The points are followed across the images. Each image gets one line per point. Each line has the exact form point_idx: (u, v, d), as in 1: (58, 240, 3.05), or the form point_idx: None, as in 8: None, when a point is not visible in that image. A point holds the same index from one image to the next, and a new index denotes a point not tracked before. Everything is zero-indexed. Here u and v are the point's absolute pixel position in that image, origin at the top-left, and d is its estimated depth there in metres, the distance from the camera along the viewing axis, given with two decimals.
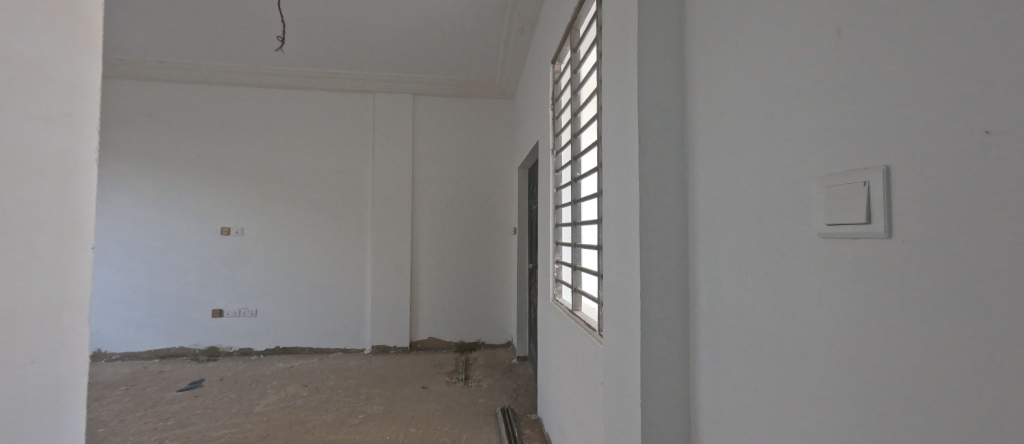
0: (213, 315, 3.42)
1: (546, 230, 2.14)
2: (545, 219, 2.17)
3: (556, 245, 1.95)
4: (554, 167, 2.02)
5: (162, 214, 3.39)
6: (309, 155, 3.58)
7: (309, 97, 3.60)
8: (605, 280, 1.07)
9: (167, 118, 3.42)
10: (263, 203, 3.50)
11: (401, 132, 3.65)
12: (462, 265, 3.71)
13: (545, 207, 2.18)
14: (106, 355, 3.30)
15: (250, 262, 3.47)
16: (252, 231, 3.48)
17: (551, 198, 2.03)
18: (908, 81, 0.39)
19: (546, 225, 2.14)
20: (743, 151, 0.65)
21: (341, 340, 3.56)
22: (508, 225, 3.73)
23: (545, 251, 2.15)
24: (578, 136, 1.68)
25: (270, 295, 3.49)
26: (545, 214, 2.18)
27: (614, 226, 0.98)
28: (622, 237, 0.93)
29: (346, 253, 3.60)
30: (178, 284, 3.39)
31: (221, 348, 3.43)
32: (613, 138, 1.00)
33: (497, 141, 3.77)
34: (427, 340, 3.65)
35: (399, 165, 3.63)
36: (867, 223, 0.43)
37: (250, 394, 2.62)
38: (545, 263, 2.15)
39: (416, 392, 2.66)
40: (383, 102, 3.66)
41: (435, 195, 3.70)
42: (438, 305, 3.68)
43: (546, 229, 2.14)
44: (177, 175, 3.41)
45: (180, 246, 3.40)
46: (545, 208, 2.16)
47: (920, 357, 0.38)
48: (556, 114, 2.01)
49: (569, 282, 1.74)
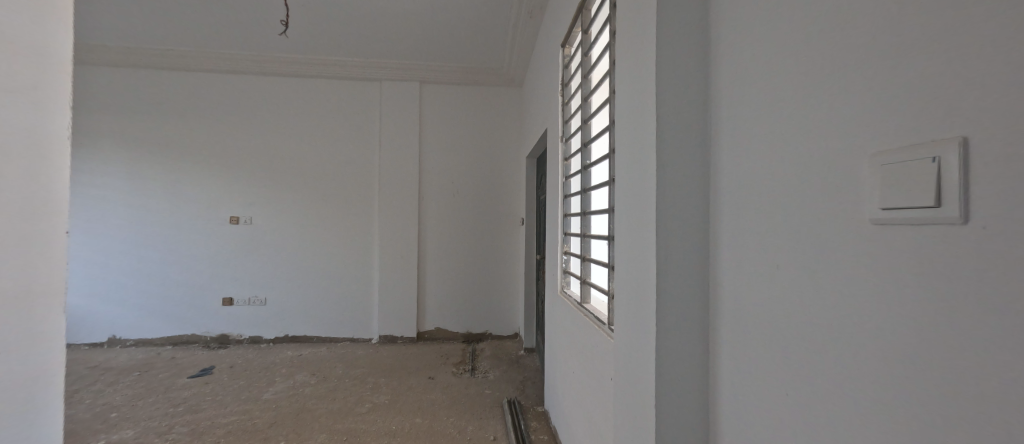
0: (223, 303, 3.47)
1: (553, 220, 2.10)
2: (553, 208, 2.13)
3: (564, 235, 1.90)
4: (562, 155, 1.96)
5: (173, 203, 3.42)
6: (316, 144, 3.56)
7: (315, 86, 3.57)
8: (616, 273, 1.02)
9: (176, 107, 3.42)
10: (272, 192, 3.51)
11: (408, 122, 3.61)
12: (469, 257, 3.68)
13: (553, 196, 2.13)
14: (121, 341, 3.38)
15: (258, 251, 3.49)
16: (260, 220, 3.50)
17: (559, 187, 1.99)
18: (1006, 32, 0.32)
19: (554, 215, 2.09)
20: (772, 128, 0.59)
21: (349, 329, 3.58)
22: (516, 216, 3.68)
23: (552, 243, 2.10)
24: (589, 123, 1.61)
25: (278, 284, 3.52)
26: (553, 203, 2.13)
27: (627, 216, 0.93)
28: (636, 228, 0.87)
29: (354, 243, 3.59)
30: (188, 272, 3.44)
31: (232, 335, 3.48)
32: (626, 123, 0.94)
33: (505, 130, 3.71)
34: (434, 330, 3.65)
35: (406, 154, 3.60)
36: (937, 208, 0.36)
37: (259, 381, 2.65)
38: (552, 254, 2.11)
39: (422, 383, 2.66)
40: (389, 90, 3.60)
41: (442, 184, 3.66)
42: (446, 296, 3.66)
43: (554, 219, 2.09)
44: (186, 164, 3.43)
45: (189, 234, 3.44)
46: (553, 196, 2.12)
47: (1012, 366, 0.31)
48: (565, 100, 1.94)
49: (578, 274, 1.70)
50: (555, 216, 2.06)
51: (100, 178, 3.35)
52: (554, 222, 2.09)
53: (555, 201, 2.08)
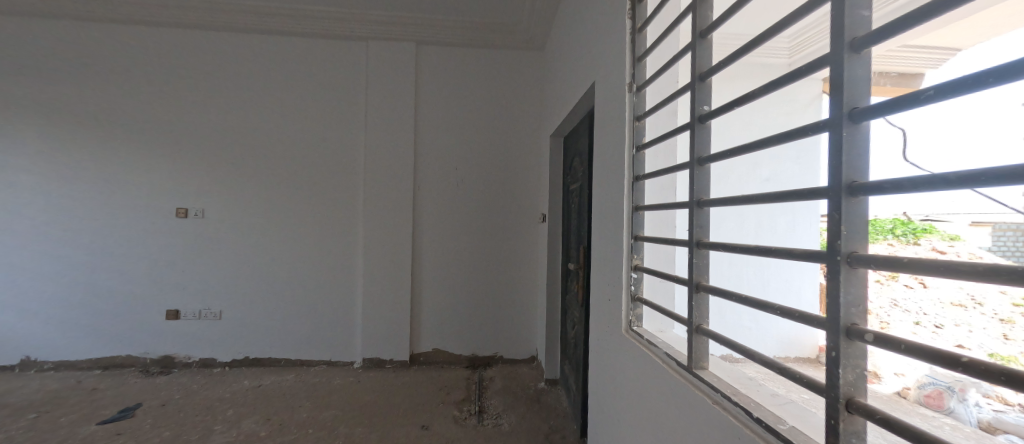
0: (168, 317, 2.79)
1: (609, 217, 1.40)
2: (606, 199, 1.43)
3: (636, 241, 1.20)
4: (634, 113, 1.23)
5: (101, 192, 2.73)
6: (284, 119, 2.85)
7: (286, 46, 2.85)
8: None
9: (105, 71, 2.73)
10: (229, 179, 2.81)
11: (401, 92, 2.89)
12: (475, 261, 2.97)
13: (608, 181, 1.43)
14: (36, 364, 2.71)
15: (211, 252, 2.80)
16: (214, 214, 2.81)
17: (620, 166, 1.29)
18: None
19: (610, 209, 1.38)
20: None
21: (326, 350, 2.88)
22: (534, 212, 2.97)
23: (607, 250, 1.40)
24: (709, 38, 0.87)
25: (237, 293, 2.83)
26: (606, 191, 1.44)
27: None
28: None
29: (331, 243, 2.89)
30: (123, 277, 2.76)
31: (177, 357, 2.80)
32: None
33: (522, 103, 2.98)
34: (431, 352, 2.95)
35: (398, 133, 2.88)
36: None
37: (189, 434, 1.95)
38: (606, 267, 1.41)
39: (411, 436, 1.97)
40: (377, 51, 2.88)
41: (441, 171, 2.94)
42: (445, 310, 2.96)
43: (609, 216, 1.39)
44: (119, 144, 2.75)
45: (124, 231, 2.76)
46: (607, 180, 1.43)
47: None
48: (638, 26, 1.22)
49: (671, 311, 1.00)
50: (611, 209, 1.37)
51: (12, 158, 2.67)
52: (610, 220, 1.38)
53: (611, 187, 1.38)
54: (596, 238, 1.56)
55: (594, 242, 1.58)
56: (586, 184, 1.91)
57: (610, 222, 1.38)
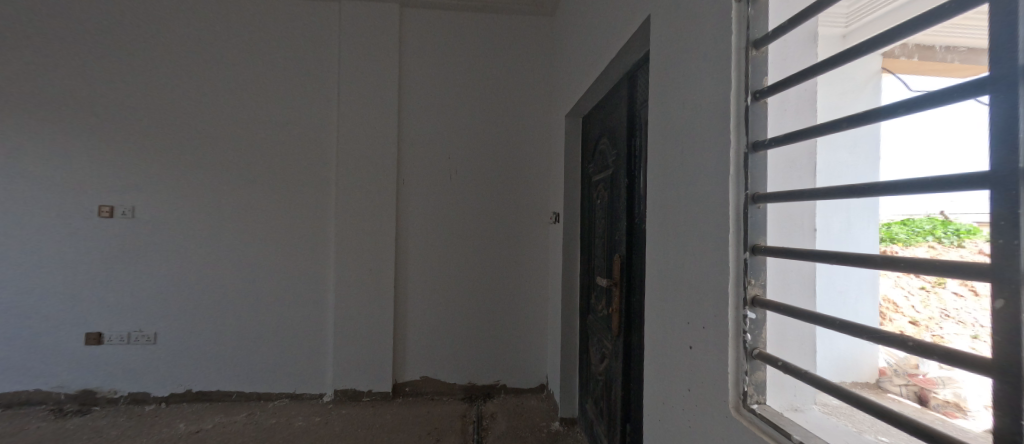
0: (89, 341, 2.25)
1: (686, 216, 0.89)
2: (679, 188, 0.93)
3: (751, 255, 0.70)
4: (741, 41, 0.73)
5: (11, 188, 2.24)
6: (238, 99, 2.34)
7: (242, 10, 2.35)
8: None
9: (20, 42, 2.26)
10: (172, 171, 2.31)
11: (380, 64, 2.36)
12: (473, 271, 2.45)
13: (680, 162, 0.93)
14: None
15: (145, 260, 2.29)
16: (148, 214, 2.30)
17: (712, 131, 0.79)
18: None
19: (691, 202, 0.87)
20: None
21: (289, 380, 2.35)
22: (544, 210, 2.46)
23: (684, 267, 0.89)
24: None
25: (177, 311, 2.30)
26: (680, 175, 0.93)
27: None
28: None
29: (296, 249, 2.36)
30: (36, 291, 2.25)
31: (100, 392, 2.25)
32: None
33: (528, 80, 2.47)
34: (419, 381, 2.42)
35: (377, 114, 2.36)
36: None
37: None
38: (682, 294, 0.90)
39: None
40: (352, 15, 2.36)
41: (431, 161, 2.42)
42: (435, 330, 2.43)
43: (686, 214, 0.89)
44: (34, 130, 2.26)
45: (38, 235, 2.25)
46: (680, 159, 0.93)
47: None
48: None
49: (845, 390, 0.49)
50: (694, 204, 0.86)
51: None
52: (691, 220, 0.87)
53: (690, 168, 0.88)
54: (654, 247, 1.06)
55: (652, 254, 1.08)
56: (626, 174, 1.42)
57: (689, 225, 0.88)
